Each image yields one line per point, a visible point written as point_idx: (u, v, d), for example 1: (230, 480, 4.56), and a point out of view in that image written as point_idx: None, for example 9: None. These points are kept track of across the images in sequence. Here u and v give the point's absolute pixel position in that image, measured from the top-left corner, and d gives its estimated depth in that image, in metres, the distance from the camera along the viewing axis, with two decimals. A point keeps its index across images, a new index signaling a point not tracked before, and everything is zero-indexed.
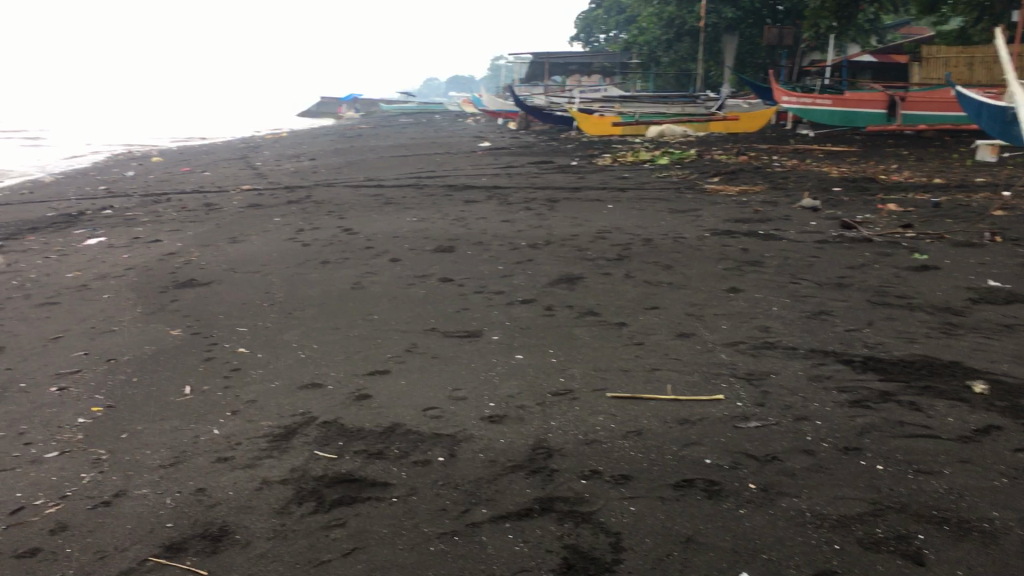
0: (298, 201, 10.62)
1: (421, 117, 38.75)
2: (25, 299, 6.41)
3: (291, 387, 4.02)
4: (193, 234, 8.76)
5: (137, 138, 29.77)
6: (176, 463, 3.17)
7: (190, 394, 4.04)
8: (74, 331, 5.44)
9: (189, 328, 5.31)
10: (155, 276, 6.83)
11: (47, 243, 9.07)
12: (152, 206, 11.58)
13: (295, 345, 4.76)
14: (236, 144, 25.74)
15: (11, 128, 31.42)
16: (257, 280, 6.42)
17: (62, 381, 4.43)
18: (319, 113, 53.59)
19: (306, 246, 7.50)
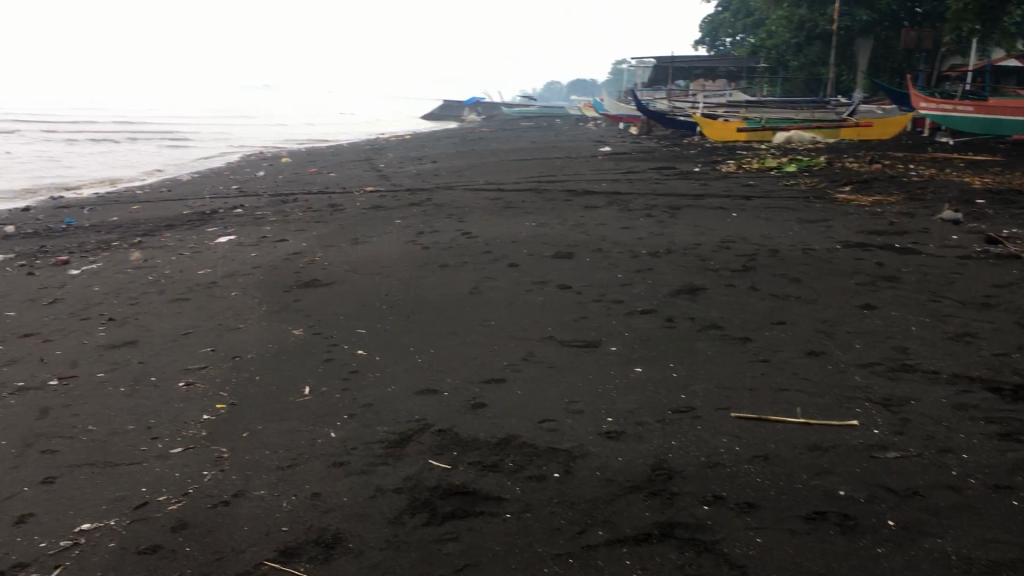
0: (419, 204, 10.73)
1: (542, 121, 38.83)
2: (159, 294, 6.66)
3: (408, 392, 4.01)
4: (318, 235, 8.95)
5: (268, 139, 30.83)
6: (293, 466, 3.18)
7: (309, 395, 4.08)
8: (203, 327, 5.61)
9: (310, 328, 5.39)
10: (280, 275, 6.99)
11: (181, 240, 9.44)
12: (280, 205, 11.92)
13: (413, 349, 4.76)
14: (362, 145, 26.36)
15: (153, 127, 33.04)
16: (377, 282, 6.48)
17: (189, 377, 4.55)
18: (443, 117, 54.40)
19: (426, 249, 7.55)
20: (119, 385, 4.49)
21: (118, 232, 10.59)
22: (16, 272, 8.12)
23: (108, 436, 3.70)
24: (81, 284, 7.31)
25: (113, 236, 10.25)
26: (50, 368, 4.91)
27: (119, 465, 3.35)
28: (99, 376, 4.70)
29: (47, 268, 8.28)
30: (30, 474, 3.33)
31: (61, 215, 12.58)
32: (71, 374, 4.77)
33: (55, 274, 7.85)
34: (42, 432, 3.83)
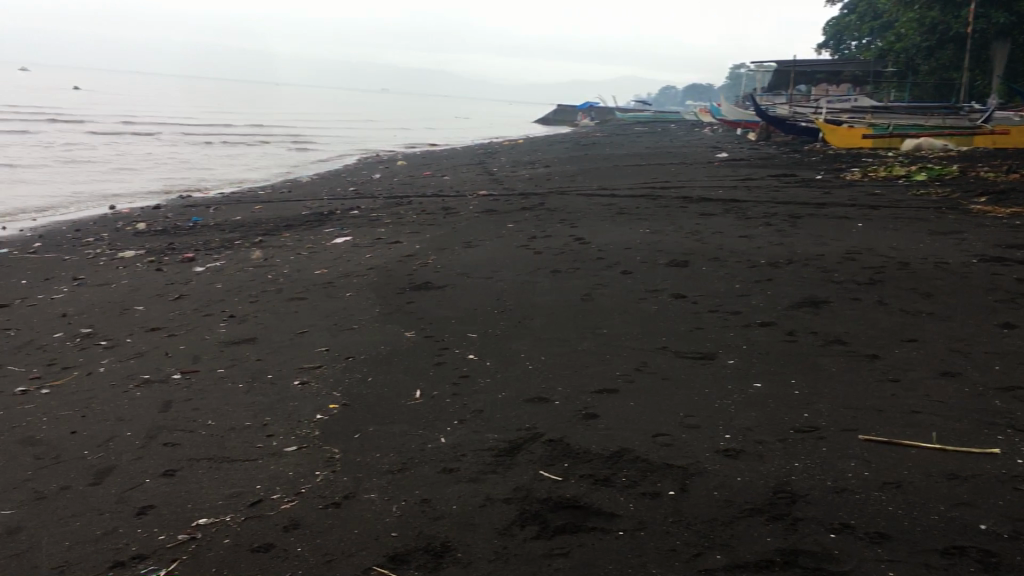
0: (532, 208, 10.70)
1: (657, 126, 38.42)
2: (278, 293, 6.82)
3: (519, 399, 3.95)
4: (432, 237, 9.03)
5: (385, 142, 31.48)
6: (403, 470, 3.17)
7: (420, 398, 4.08)
8: (319, 326, 5.70)
9: (422, 331, 5.41)
10: (393, 276, 7.07)
11: (300, 240, 9.68)
12: (395, 208, 12.10)
13: (524, 355, 4.71)
14: (475, 149, 26.60)
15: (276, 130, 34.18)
16: (489, 286, 6.47)
17: (304, 376, 4.62)
18: (556, 122, 54.48)
19: (538, 254, 7.51)
20: (237, 381, 4.60)
21: (242, 231, 10.95)
22: (146, 268, 8.47)
23: (226, 431, 3.78)
24: (205, 280, 7.56)
25: (236, 235, 10.59)
26: (174, 362, 5.07)
27: (234, 461, 3.40)
28: (219, 371, 4.82)
29: (174, 264, 8.61)
30: (152, 465, 3.42)
31: (189, 214, 13.10)
32: (193, 368, 4.91)
33: (182, 271, 8.16)
34: (164, 424, 3.95)
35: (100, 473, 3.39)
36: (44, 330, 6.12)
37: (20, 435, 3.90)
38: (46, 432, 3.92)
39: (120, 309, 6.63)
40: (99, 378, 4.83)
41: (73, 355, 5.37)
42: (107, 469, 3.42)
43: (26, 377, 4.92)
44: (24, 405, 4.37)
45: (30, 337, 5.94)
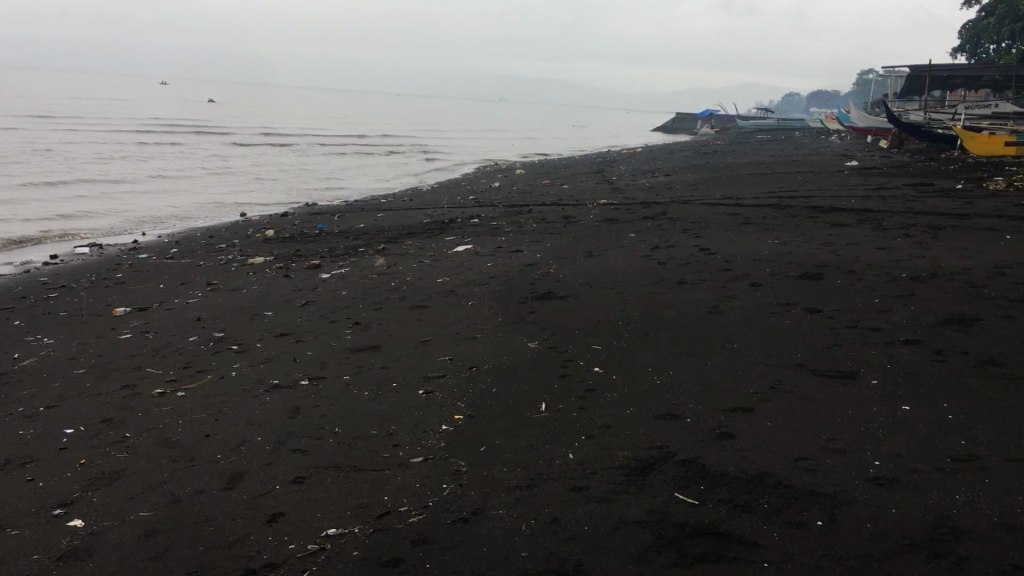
0: (654, 218, 10.51)
1: (779, 134, 37.46)
2: (401, 300, 6.87)
3: (649, 416, 3.81)
4: (553, 246, 8.96)
5: (503, 151, 31.70)
6: (532, 486, 3.08)
7: (546, 411, 3.99)
8: (442, 335, 5.69)
9: (545, 342, 5.33)
10: (514, 286, 7.02)
11: (422, 248, 9.76)
12: (515, 216, 12.10)
13: (652, 370, 4.57)
14: (594, 157, 26.45)
15: (398, 139, 34.87)
16: (612, 297, 6.34)
17: (428, 385, 4.60)
18: (675, 130, 53.79)
19: (662, 264, 7.33)
20: (363, 389, 4.62)
21: (365, 238, 11.14)
22: (274, 274, 8.68)
23: (353, 439, 3.78)
24: (330, 287, 7.70)
25: (359, 242, 10.77)
26: (301, 367, 5.15)
27: (361, 470, 3.39)
28: (346, 378, 4.86)
29: (301, 270, 8.80)
30: (281, 472, 3.45)
31: (315, 221, 13.43)
32: (320, 375, 4.96)
33: (308, 277, 8.33)
34: (292, 430, 3.98)
35: (232, 478, 3.43)
36: (180, 333, 6.33)
37: (156, 436, 4.00)
38: (181, 434, 4.02)
39: (251, 314, 6.80)
40: (231, 381, 4.94)
41: (206, 358, 5.52)
42: (239, 474, 3.46)
43: (162, 379, 5.08)
44: (160, 407, 4.50)
45: (166, 339, 6.15)
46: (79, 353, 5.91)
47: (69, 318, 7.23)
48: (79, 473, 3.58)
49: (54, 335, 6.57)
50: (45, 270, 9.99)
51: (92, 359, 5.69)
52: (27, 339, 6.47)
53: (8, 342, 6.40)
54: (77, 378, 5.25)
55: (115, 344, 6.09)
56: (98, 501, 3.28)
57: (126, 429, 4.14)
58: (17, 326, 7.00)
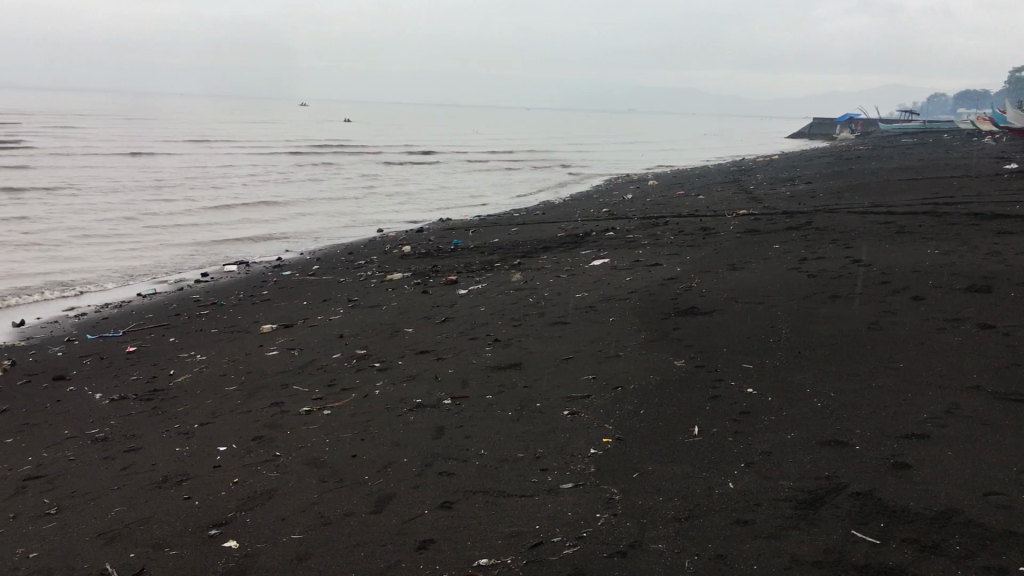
0: (798, 228, 10.10)
1: (926, 137, 35.72)
2: (540, 317, 6.77)
3: (813, 441, 3.56)
4: (692, 259, 8.71)
5: (635, 162, 31.40)
6: (692, 518, 2.90)
7: (700, 435, 3.80)
8: (584, 353, 5.55)
9: (692, 360, 5.11)
10: (656, 301, 6.82)
11: (558, 262, 9.67)
12: (651, 228, 11.88)
13: (810, 391, 4.29)
14: (729, 166, 25.82)
15: (528, 152, 35.07)
16: (760, 312, 6.06)
17: (573, 405, 4.47)
18: (813, 135, 52.07)
19: (812, 277, 6.98)
20: (507, 409, 4.53)
21: (500, 253, 11.13)
22: (413, 290, 8.76)
23: (499, 463, 3.68)
24: (469, 303, 7.68)
25: (495, 257, 10.78)
26: (443, 386, 5.10)
27: (511, 496, 3.28)
28: (488, 397, 4.78)
29: (438, 286, 8.85)
30: (429, 496, 3.38)
31: (449, 236, 13.55)
32: (462, 394, 4.90)
33: (446, 293, 8.36)
34: (438, 451, 3.92)
35: (381, 500, 3.39)
36: (324, 350, 6.42)
37: (305, 456, 4.02)
38: (329, 453, 4.02)
39: (391, 331, 6.85)
40: (374, 400, 4.94)
41: (351, 376, 5.57)
42: (387, 497, 3.41)
43: (309, 397, 5.14)
44: (308, 425, 4.53)
45: (312, 357, 6.25)
46: (230, 370, 6.07)
47: (220, 335, 7.46)
48: (233, 491, 3.62)
49: (206, 352, 6.79)
50: (198, 287, 10.40)
51: (242, 376, 5.84)
52: (182, 356, 6.71)
53: (164, 359, 6.66)
54: (229, 395, 5.38)
55: (264, 362, 6.23)
56: (251, 521, 3.29)
57: (276, 448, 4.18)
58: (173, 343, 7.27)
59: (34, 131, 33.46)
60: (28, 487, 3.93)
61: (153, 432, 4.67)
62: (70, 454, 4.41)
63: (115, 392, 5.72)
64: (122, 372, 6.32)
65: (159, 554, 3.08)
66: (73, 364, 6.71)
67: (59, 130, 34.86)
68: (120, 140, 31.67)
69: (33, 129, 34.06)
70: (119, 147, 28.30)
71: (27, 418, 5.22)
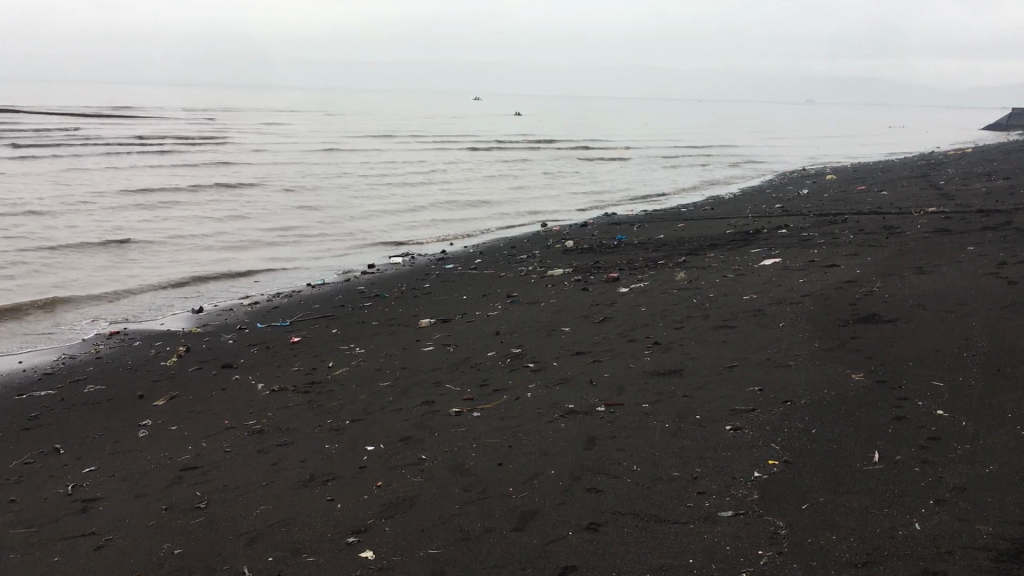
0: (995, 228, 9.22)
1: None
2: (704, 319, 6.41)
3: (1018, 475, 3.08)
4: (874, 260, 8.08)
5: (810, 156, 30.05)
6: (871, 565, 2.55)
7: (880, 463, 3.38)
8: (750, 361, 5.17)
9: (873, 375, 4.64)
10: (832, 306, 6.31)
11: (726, 261, 9.23)
12: (828, 226, 11.19)
13: (1011, 415, 3.76)
14: (918, 159, 24.21)
15: (699, 146, 34.18)
16: (952, 323, 5.45)
17: (737, 420, 4.12)
18: (1011, 127, 48.24)
19: (1013, 284, 6.26)
20: (663, 421, 4.23)
21: (665, 250, 10.77)
22: (573, 286, 8.56)
23: (652, 481, 3.42)
24: (629, 302, 7.40)
25: (659, 254, 10.43)
26: (598, 391, 4.87)
27: (663, 523, 3.01)
28: (644, 406, 4.50)
29: (599, 284, 8.60)
30: (574, 515, 3.16)
31: (613, 232, 13.26)
32: (617, 401, 4.64)
33: (606, 291, 8.11)
34: (588, 464, 3.69)
35: (524, 516, 3.20)
36: (480, 347, 6.32)
37: (450, 461, 3.88)
38: (476, 460, 3.87)
39: (548, 330, 6.66)
40: (525, 404, 4.76)
41: (503, 376, 5.41)
42: (530, 513, 3.22)
43: (459, 397, 5.02)
44: (456, 428, 4.41)
45: (466, 354, 6.15)
46: (386, 365, 6.06)
47: (380, 328, 7.52)
48: (375, 496, 3.53)
49: (364, 345, 6.84)
50: (363, 279, 10.59)
51: (396, 372, 5.80)
52: (341, 348, 6.78)
53: (324, 351, 6.75)
54: (382, 391, 5.35)
55: (419, 358, 6.19)
56: (390, 531, 3.17)
57: (422, 451, 4.07)
58: (335, 335, 7.39)
59: (224, 127, 35.44)
60: (183, 477, 4.00)
61: (305, 426, 4.68)
62: (227, 445, 4.48)
63: (275, 383, 5.83)
64: (284, 362, 6.45)
65: (295, 561, 3.00)
66: (240, 352, 6.91)
67: (251, 126, 36.88)
68: (303, 135, 33.12)
69: (228, 127, 36.22)
70: (302, 142, 29.62)
71: (193, 405, 5.38)
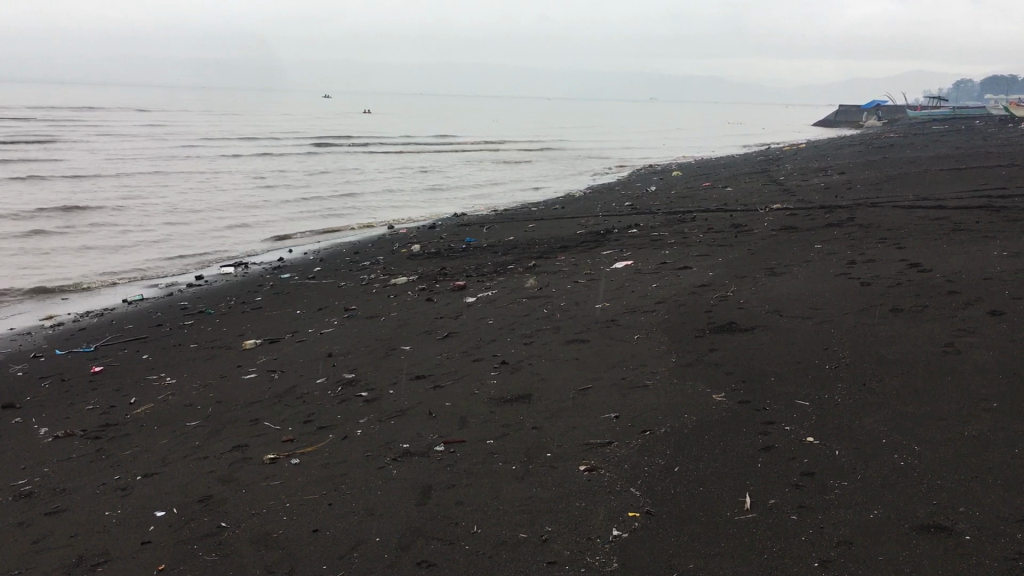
0: (839, 225, 9.21)
1: (956, 122, 34.42)
2: (555, 332, 5.94)
3: (909, 525, 2.67)
4: (726, 262, 7.85)
5: (657, 152, 30.65)
6: None
7: (753, 510, 2.93)
8: (605, 382, 4.71)
9: (734, 395, 4.24)
10: (687, 314, 5.95)
11: (577, 264, 8.86)
12: (678, 225, 11.03)
13: (890, 441, 3.38)
14: (760, 154, 24.94)
15: (550, 143, 34.31)
16: (811, 331, 5.15)
17: (592, 458, 3.63)
18: (839, 124, 50.86)
19: (867, 286, 6.05)
20: (510, 462, 3.69)
21: (516, 252, 10.35)
22: (417, 297, 7.96)
23: (494, 549, 2.87)
24: (476, 314, 6.85)
25: (510, 258, 9.97)
26: (437, 426, 4.28)
27: None
28: (488, 443, 3.95)
29: (444, 293, 8.03)
30: None
31: (463, 233, 12.74)
32: (458, 438, 4.07)
33: (452, 301, 7.54)
34: (419, 526, 3.11)
35: None
36: (308, 373, 5.63)
37: (254, 530, 3.23)
38: (285, 527, 3.23)
39: (386, 350, 6.03)
40: (352, 445, 4.12)
41: (331, 410, 4.75)
42: None
43: (278, 439, 4.33)
44: (268, 480, 3.74)
45: (292, 382, 5.46)
46: (198, 399, 5.30)
47: (198, 351, 6.70)
48: None
49: (177, 374, 6.03)
50: (188, 293, 9.65)
51: (208, 408, 5.05)
52: (149, 379, 5.95)
53: (129, 384, 5.89)
54: (187, 433, 4.60)
55: (237, 388, 5.45)
56: None
57: (222, 516, 3.39)
58: (145, 362, 6.53)
59: (51, 128, 33.02)
60: None
61: (88, 488, 3.93)
62: None
63: (62, 427, 4.98)
64: (78, 400, 5.58)
65: None
66: (28, 388, 5.98)
67: (87, 127, 34.50)
68: (138, 137, 31.22)
69: (62, 128, 33.78)
70: (135, 145, 27.82)
71: None
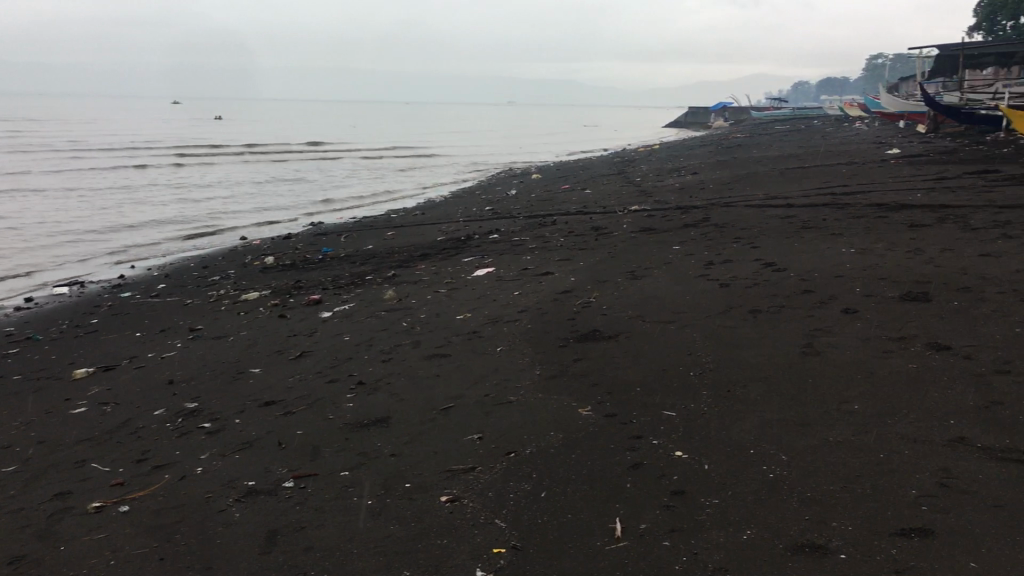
0: (696, 225, 9.33)
1: (799, 121, 36.07)
2: (415, 347, 5.67)
3: (783, 546, 2.55)
4: (587, 266, 7.78)
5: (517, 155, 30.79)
6: None
7: (624, 537, 2.76)
8: (467, 400, 4.48)
9: (600, 408, 4.09)
10: (550, 323, 5.80)
11: (437, 273, 8.62)
12: (539, 229, 10.97)
13: (760, 451, 3.29)
14: (616, 156, 25.35)
15: (408, 150, 33.98)
16: (674, 336, 5.07)
17: (454, 486, 3.39)
18: (689, 124, 52.49)
19: (725, 287, 6.06)
20: (365, 495, 3.41)
21: (375, 262, 10.02)
22: (269, 313, 7.52)
23: None
24: (331, 330, 6.50)
25: (368, 268, 9.63)
26: (287, 457, 3.95)
27: None
28: (342, 475, 3.66)
29: (299, 308, 7.63)
30: None
31: (319, 243, 12.30)
32: (309, 471, 3.76)
33: (305, 317, 7.15)
34: None
35: None
36: (145, 404, 5.16)
37: None
38: None
39: (233, 373, 5.62)
40: (191, 485, 3.74)
41: (170, 445, 4.34)
42: None
43: (107, 482, 3.90)
44: (93, 533, 3.33)
45: (128, 414, 4.99)
46: (18, 438, 4.76)
47: (21, 384, 6.09)
48: None
49: None
50: (16, 317, 8.86)
51: (28, 449, 4.54)
52: None
53: None
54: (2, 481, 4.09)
55: (64, 424, 4.94)
56: None
57: None
58: None
59: None
60: None
61: None
62: None
63: None
64: None
65: None
66: None
67: None
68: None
69: None
70: None
71: None
